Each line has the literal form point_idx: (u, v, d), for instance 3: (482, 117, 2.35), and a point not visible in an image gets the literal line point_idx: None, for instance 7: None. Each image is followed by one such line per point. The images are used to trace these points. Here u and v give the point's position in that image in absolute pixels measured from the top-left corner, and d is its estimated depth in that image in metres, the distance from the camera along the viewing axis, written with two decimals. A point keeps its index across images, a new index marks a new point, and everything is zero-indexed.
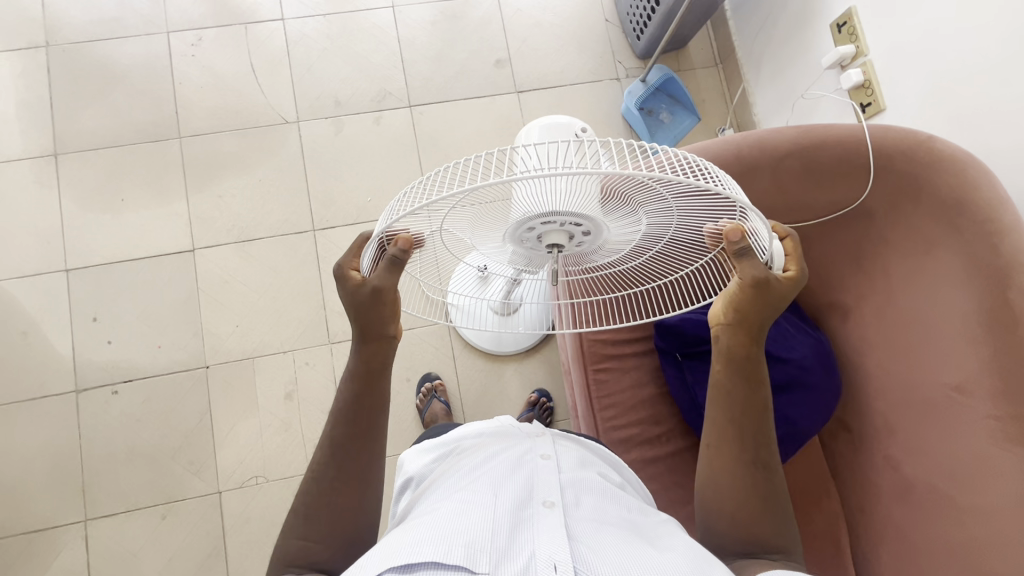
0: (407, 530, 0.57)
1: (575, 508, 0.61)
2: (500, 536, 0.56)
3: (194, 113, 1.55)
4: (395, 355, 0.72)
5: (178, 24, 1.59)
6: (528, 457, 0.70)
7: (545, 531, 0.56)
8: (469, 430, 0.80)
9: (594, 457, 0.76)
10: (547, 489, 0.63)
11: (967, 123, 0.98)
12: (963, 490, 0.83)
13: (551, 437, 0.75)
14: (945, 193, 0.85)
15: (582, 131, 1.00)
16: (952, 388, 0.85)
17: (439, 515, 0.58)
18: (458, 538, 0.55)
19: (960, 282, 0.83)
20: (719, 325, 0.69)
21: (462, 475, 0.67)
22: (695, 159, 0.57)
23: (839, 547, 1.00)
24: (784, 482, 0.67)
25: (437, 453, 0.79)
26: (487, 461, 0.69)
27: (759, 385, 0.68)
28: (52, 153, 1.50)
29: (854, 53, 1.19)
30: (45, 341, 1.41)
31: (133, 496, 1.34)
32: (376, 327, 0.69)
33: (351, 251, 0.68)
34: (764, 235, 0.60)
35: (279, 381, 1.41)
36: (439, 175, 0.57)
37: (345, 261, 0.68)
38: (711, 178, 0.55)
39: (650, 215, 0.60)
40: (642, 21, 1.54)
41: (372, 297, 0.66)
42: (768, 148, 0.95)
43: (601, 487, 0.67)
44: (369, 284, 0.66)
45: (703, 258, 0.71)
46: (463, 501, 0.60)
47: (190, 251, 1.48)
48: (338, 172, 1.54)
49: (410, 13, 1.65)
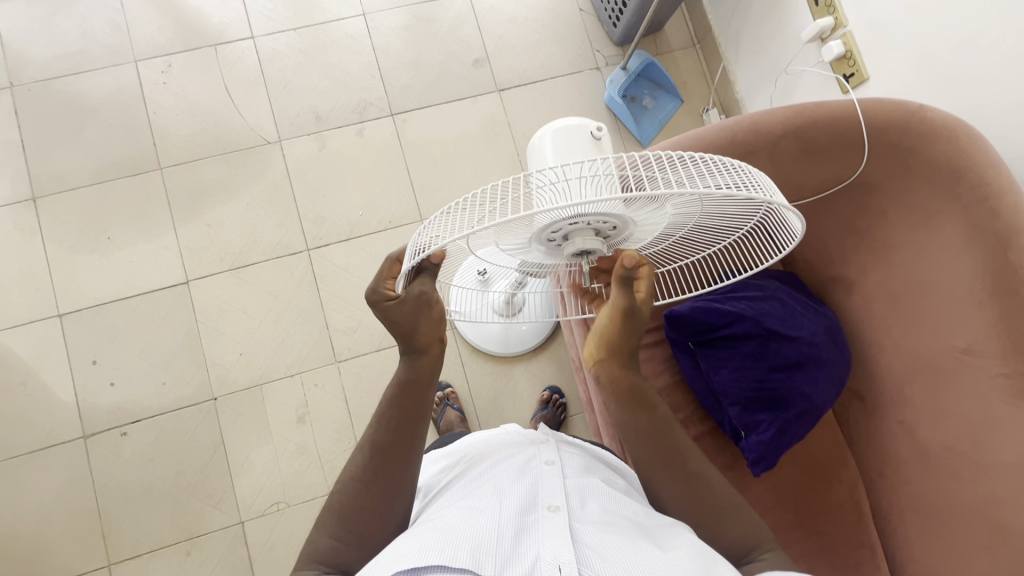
0: (411, 537, 0.56)
1: (580, 511, 0.61)
2: (505, 541, 0.55)
3: (173, 141, 1.52)
4: (444, 361, 0.71)
5: (146, 52, 1.55)
6: (532, 464, 0.69)
7: (551, 533, 0.55)
8: (480, 438, 0.81)
9: (596, 463, 0.76)
10: (551, 494, 0.62)
11: (952, 85, 0.99)
12: (980, 450, 0.85)
13: (555, 442, 0.75)
14: (941, 163, 0.86)
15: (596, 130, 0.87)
16: (962, 352, 0.86)
17: (446, 522, 0.58)
18: (464, 542, 0.54)
19: (961, 249, 0.85)
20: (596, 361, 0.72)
21: (469, 486, 0.68)
22: (724, 160, 0.56)
23: (863, 514, 1.03)
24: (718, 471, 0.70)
25: (445, 464, 0.79)
26: (493, 471, 0.68)
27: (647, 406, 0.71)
28: (31, 198, 1.46)
29: (833, 25, 1.19)
30: (46, 390, 1.38)
31: (156, 536, 1.32)
32: (418, 336, 0.67)
33: (383, 273, 0.65)
34: (797, 225, 0.59)
35: (290, 405, 1.40)
36: (460, 204, 0.55)
37: (379, 284, 0.65)
38: (747, 185, 0.54)
39: (673, 217, 0.60)
40: (618, 8, 1.54)
41: (416, 303, 0.64)
42: (762, 130, 0.95)
43: (604, 491, 0.67)
44: (408, 298, 0.63)
45: (722, 241, 0.72)
46: (469, 509, 0.60)
47: (184, 283, 1.45)
48: (326, 189, 1.52)
49: (383, 20, 1.62)
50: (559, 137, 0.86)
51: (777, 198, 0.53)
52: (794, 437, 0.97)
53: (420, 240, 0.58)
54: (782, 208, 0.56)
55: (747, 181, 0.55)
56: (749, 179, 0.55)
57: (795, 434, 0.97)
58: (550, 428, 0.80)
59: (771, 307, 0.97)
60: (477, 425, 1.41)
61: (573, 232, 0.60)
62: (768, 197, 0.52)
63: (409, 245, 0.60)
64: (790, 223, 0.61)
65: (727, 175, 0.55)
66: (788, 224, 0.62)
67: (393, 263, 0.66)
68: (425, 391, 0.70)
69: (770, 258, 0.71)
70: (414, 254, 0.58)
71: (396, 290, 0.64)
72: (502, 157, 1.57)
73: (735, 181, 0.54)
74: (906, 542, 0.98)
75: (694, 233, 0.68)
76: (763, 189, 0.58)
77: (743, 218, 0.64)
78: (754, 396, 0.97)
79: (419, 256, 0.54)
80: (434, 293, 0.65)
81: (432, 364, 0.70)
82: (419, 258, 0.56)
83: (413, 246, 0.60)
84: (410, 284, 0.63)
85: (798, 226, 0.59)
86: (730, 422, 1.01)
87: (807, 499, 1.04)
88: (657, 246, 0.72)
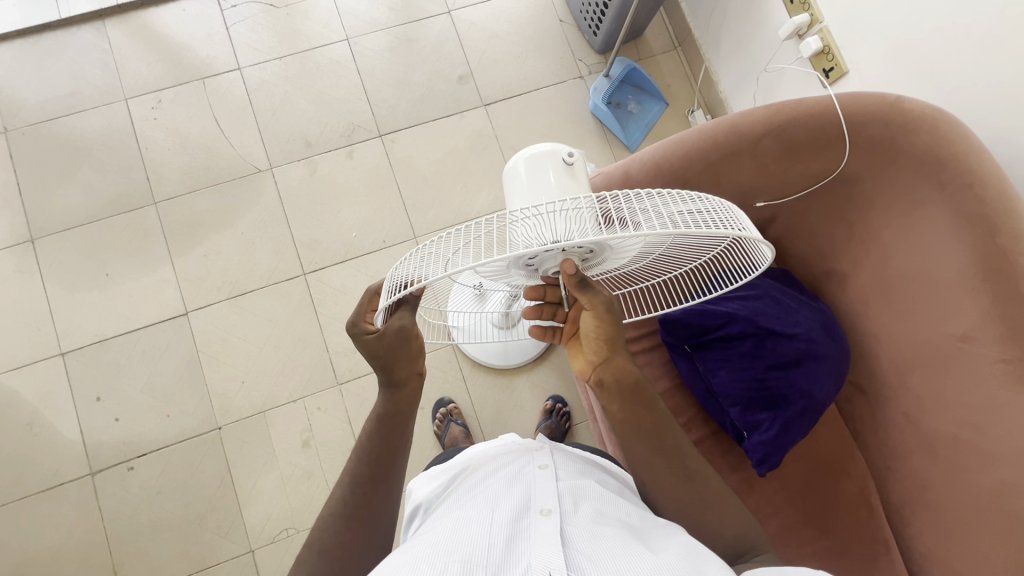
0: (405, 553, 0.56)
1: (571, 514, 0.61)
2: (496, 549, 0.55)
3: (166, 174, 1.54)
4: (422, 393, 0.75)
5: (135, 89, 1.57)
6: (526, 469, 0.70)
7: (542, 539, 0.55)
8: (476, 452, 0.82)
9: (592, 467, 0.76)
10: (543, 497, 0.63)
11: (929, 74, 1.00)
12: (985, 436, 0.84)
13: (549, 448, 0.75)
14: (921, 151, 0.86)
15: (570, 155, 0.66)
16: (958, 338, 0.86)
17: (438, 537, 0.57)
18: (455, 555, 0.53)
19: (951, 234, 0.85)
20: (594, 368, 0.73)
21: (463, 499, 0.68)
22: (692, 195, 0.57)
23: (874, 507, 1.02)
24: (716, 479, 0.72)
25: (442, 479, 0.80)
26: (488, 481, 0.69)
27: (651, 404, 0.73)
28: (29, 240, 1.48)
29: (810, 21, 1.20)
30: (52, 429, 1.39)
31: (166, 570, 1.32)
32: (398, 367, 0.70)
33: (362, 306, 0.67)
34: (766, 252, 0.60)
35: (295, 430, 1.40)
36: (438, 243, 0.56)
37: (359, 317, 0.67)
38: (715, 221, 0.55)
39: (641, 246, 0.59)
40: (597, 17, 1.56)
41: (396, 336, 0.65)
42: (742, 130, 0.95)
43: (597, 494, 0.67)
44: (389, 330, 0.64)
45: (698, 258, 0.70)
46: (461, 520, 0.60)
47: (183, 314, 1.46)
48: (319, 212, 1.53)
49: (366, 43, 1.64)
50: (531, 171, 0.66)
51: (746, 231, 0.55)
52: (797, 435, 0.96)
53: (397, 275, 0.59)
54: (753, 238, 0.57)
55: (714, 214, 0.56)
56: (719, 213, 0.57)
57: (798, 431, 0.96)
58: (548, 439, 0.80)
59: (765, 305, 0.97)
60: (483, 438, 1.41)
61: (548, 258, 0.59)
62: (734, 232, 0.53)
63: (387, 280, 0.61)
64: (761, 249, 0.61)
65: (696, 210, 0.56)
66: (759, 244, 0.60)
67: (372, 295, 0.67)
68: (405, 423, 0.73)
69: (743, 279, 0.68)
70: (392, 289, 0.59)
71: (374, 325, 0.66)
72: (492, 171, 1.58)
73: (701, 216, 0.55)
74: (919, 534, 0.97)
75: (668, 256, 0.67)
76: (724, 219, 0.56)
77: (709, 242, 0.60)
78: (755, 395, 0.97)
79: (397, 295, 0.55)
80: (413, 325, 0.67)
81: (409, 397, 0.74)
82: (398, 295, 0.57)
83: (392, 282, 0.61)
84: (390, 318, 0.64)
85: (769, 252, 0.60)
86: (732, 422, 1.01)
87: (813, 495, 1.04)
88: (633, 265, 0.70)
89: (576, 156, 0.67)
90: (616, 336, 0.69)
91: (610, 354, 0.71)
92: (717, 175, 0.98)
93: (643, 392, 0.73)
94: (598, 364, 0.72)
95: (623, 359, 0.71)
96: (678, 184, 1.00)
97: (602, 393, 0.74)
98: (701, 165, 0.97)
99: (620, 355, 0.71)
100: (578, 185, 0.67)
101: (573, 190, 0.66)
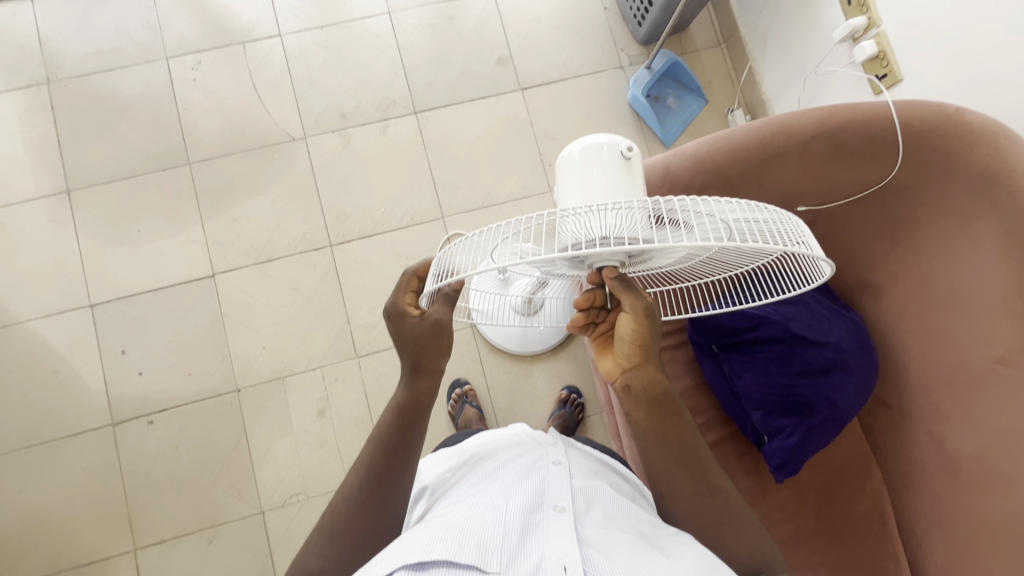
0: (422, 531, 0.57)
1: (585, 515, 0.61)
2: (511, 538, 0.56)
3: (201, 136, 1.55)
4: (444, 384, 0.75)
5: (177, 50, 1.58)
6: (540, 463, 0.70)
7: (556, 535, 0.56)
8: (489, 438, 0.83)
9: (605, 469, 0.76)
10: (557, 494, 0.63)
11: (989, 88, 0.97)
12: (1012, 462, 0.83)
13: (562, 444, 0.76)
14: (977, 167, 0.83)
15: (628, 150, 0.65)
16: (995, 360, 0.84)
17: (452, 519, 0.59)
18: (469, 540, 0.55)
19: (999, 254, 0.82)
20: (625, 371, 0.70)
21: (476, 484, 0.69)
22: (750, 204, 0.55)
23: (887, 524, 1.01)
24: (733, 494, 0.72)
25: (453, 463, 0.81)
26: (501, 469, 0.70)
27: (679, 416, 0.71)
28: (65, 191, 1.50)
29: (866, 25, 1.17)
30: (77, 377, 1.42)
31: (180, 523, 1.36)
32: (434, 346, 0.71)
33: (403, 287, 0.71)
34: (825, 268, 0.59)
35: (311, 398, 1.42)
36: (487, 236, 0.55)
37: (399, 297, 0.71)
38: (774, 237, 0.53)
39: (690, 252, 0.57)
40: (643, 7, 1.53)
41: (432, 329, 0.68)
42: (792, 132, 0.94)
43: (609, 495, 0.67)
44: (427, 317, 0.68)
45: (746, 265, 0.69)
46: (476, 506, 0.61)
47: (210, 276, 1.48)
48: (349, 185, 1.54)
49: (407, 18, 1.63)
50: (586, 160, 0.65)
51: (804, 248, 0.54)
52: (820, 444, 0.95)
53: (445, 263, 0.59)
54: (816, 254, 0.56)
55: (771, 226, 0.55)
56: (779, 228, 0.55)
57: (822, 440, 0.95)
58: (560, 433, 0.82)
59: (797, 312, 0.96)
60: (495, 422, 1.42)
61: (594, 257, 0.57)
62: (794, 248, 0.51)
63: (432, 266, 0.61)
64: (821, 264, 0.59)
65: (756, 219, 0.54)
66: (819, 262, 0.59)
67: (410, 277, 0.72)
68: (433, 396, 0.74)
69: (796, 288, 0.67)
70: (439, 276, 0.60)
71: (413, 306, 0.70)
72: (524, 157, 1.57)
73: (760, 226, 0.54)
74: (932, 553, 0.96)
75: (717, 259, 0.65)
76: (785, 233, 0.55)
77: (763, 254, 0.59)
78: (779, 400, 0.97)
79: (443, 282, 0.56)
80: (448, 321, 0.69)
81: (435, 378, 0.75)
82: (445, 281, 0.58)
83: (438, 268, 0.61)
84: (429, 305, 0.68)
85: (827, 270, 0.58)
86: (753, 426, 1.01)
87: (829, 507, 1.03)
88: (678, 265, 0.69)
89: (634, 151, 0.65)
90: (649, 343, 0.68)
91: (641, 360, 0.69)
92: (761, 177, 0.96)
93: (671, 403, 0.71)
94: (629, 369, 0.69)
95: (653, 366, 0.70)
96: (720, 182, 0.98)
97: (626, 398, 0.71)
98: (746, 165, 0.96)
99: (651, 362, 0.69)
100: (633, 181, 0.65)
101: (626, 184, 0.64)
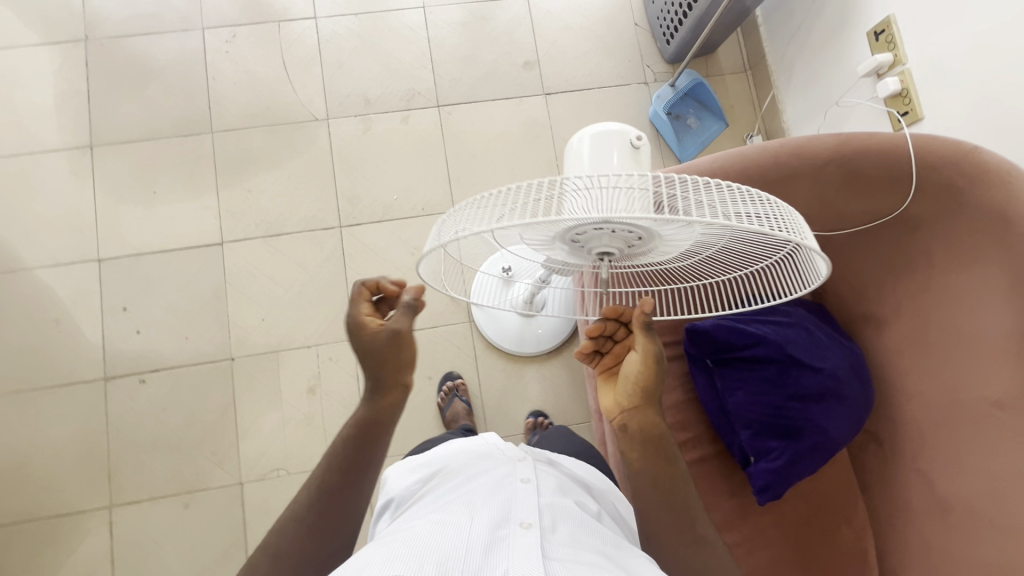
0: (383, 548, 0.56)
1: (551, 532, 0.60)
2: (473, 556, 0.55)
3: (227, 107, 1.57)
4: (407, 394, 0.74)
5: (213, 21, 1.62)
6: (508, 480, 0.69)
7: (519, 553, 0.55)
8: (460, 449, 0.82)
9: (574, 486, 0.75)
10: (523, 511, 0.62)
11: (1009, 132, 0.97)
12: (1003, 510, 0.82)
13: (532, 461, 0.75)
14: (991, 209, 0.83)
15: (636, 141, 0.68)
16: (992, 403, 0.84)
17: (416, 535, 0.57)
18: (431, 556, 0.54)
19: (1004, 298, 0.83)
20: (625, 410, 0.70)
21: (443, 500, 0.67)
22: (755, 192, 0.56)
23: (868, 561, 1.00)
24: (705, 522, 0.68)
25: (422, 475, 0.79)
26: (470, 485, 0.69)
27: (674, 462, 0.69)
28: (88, 146, 1.53)
29: (892, 62, 1.18)
30: (76, 329, 1.43)
31: (158, 485, 1.35)
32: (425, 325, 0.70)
33: (356, 299, 0.71)
34: (821, 268, 0.58)
35: (302, 375, 1.42)
36: (493, 197, 0.56)
37: (354, 313, 0.70)
38: (774, 223, 0.54)
39: (694, 241, 0.58)
40: (673, 25, 1.55)
41: (391, 339, 0.69)
42: (807, 153, 0.93)
43: (576, 511, 0.66)
44: (387, 329, 0.68)
45: (747, 267, 0.69)
46: (440, 522, 0.60)
47: (219, 244, 1.50)
48: (364, 170, 1.55)
49: (440, 14, 1.66)
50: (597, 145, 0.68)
51: (803, 238, 0.54)
52: (806, 469, 0.94)
53: (446, 227, 0.59)
54: (812, 249, 0.56)
55: (773, 214, 0.56)
56: (779, 214, 0.56)
57: (808, 466, 0.94)
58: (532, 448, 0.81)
59: (797, 335, 0.96)
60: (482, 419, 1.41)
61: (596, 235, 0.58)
62: (795, 237, 0.53)
63: (433, 231, 0.61)
64: (818, 263, 0.59)
65: (757, 206, 0.56)
66: (815, 259, 0.59)
67: (362, 289, 0.71)
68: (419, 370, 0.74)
69: (796, 291, 0.67)
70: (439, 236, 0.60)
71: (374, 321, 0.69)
72: (540, 160, 1.58)
73: (762, 212, 0.55)
74: None
75: (719, 255, 0.66)
76: (787, 223, 0.56)
77: (768, 247, 0.59)
78: (770, 422, 0.95)
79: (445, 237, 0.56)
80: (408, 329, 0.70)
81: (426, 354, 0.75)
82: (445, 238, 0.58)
83: (439, 231, 0.61)
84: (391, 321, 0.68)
85: (824, 268, 0.58)
86: (741, 445, 1.00)
87: (810, 538, 1.01)
88: (678, 263, 0.69)
89: (643, 142, 0.69)
90: (653, 387, 0.70)
91: (642, 402, 0.70)
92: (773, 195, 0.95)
93: (666, 448, 0.69)
94: (627, 410, 0.70)
95: (653, 411, 0.70)
96: None
97: (622, 437, 0.70)
98: (758, 181, 0.94)
99: (651, 407, 0.70)
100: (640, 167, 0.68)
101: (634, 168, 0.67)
